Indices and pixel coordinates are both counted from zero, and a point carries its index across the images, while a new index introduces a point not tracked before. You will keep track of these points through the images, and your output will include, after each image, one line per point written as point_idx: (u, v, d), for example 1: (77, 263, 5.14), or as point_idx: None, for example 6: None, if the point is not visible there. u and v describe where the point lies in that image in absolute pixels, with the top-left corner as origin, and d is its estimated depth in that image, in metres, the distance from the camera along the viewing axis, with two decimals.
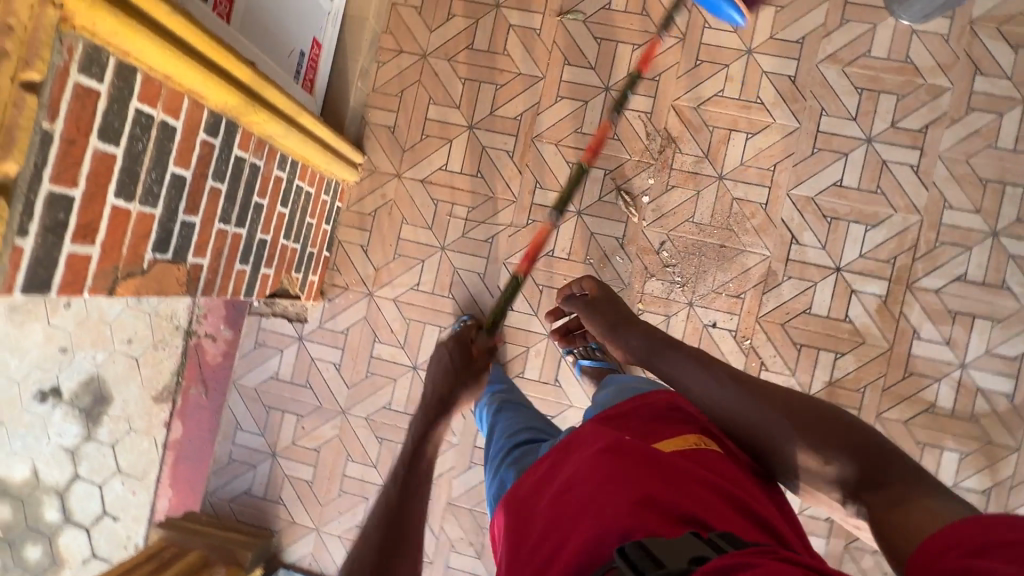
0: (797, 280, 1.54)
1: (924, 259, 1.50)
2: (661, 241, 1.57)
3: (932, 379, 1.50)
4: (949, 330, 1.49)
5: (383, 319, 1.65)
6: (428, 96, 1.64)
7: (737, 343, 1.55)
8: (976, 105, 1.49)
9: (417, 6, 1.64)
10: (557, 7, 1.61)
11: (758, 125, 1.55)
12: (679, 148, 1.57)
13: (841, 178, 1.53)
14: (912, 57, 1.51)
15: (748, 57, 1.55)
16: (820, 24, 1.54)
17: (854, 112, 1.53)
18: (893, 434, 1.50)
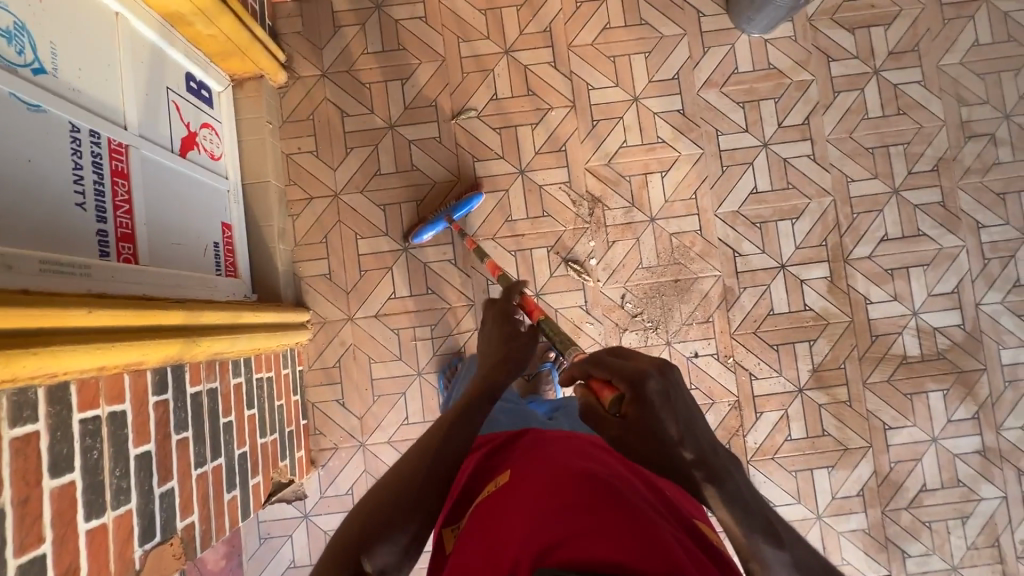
0: (752, 288, 1.62)
1: (849, 233, 1.63)
2: (622, 294, 1.62)
3: (895, 334, 1.62)
4: (892, 286, 1.63)
5: (384, 464, 1.58)
6: (353, 233, 1.61)
7: (722, 363, 1.61)
8: (840, 88, 1.65)
9: (312, 150, 1.63)
10: (448, 111, 1.64)
11: (667, 161, 1.64)
12: (606, 205, 1.63)
13: (755, 185, 1.64)
14: (773, 62, 1.66)
15: (637, 104, 1.64)
16: (688, 57, 1.65)
17: (744, 124, 1.65)
18: (882, 394, 1.61)
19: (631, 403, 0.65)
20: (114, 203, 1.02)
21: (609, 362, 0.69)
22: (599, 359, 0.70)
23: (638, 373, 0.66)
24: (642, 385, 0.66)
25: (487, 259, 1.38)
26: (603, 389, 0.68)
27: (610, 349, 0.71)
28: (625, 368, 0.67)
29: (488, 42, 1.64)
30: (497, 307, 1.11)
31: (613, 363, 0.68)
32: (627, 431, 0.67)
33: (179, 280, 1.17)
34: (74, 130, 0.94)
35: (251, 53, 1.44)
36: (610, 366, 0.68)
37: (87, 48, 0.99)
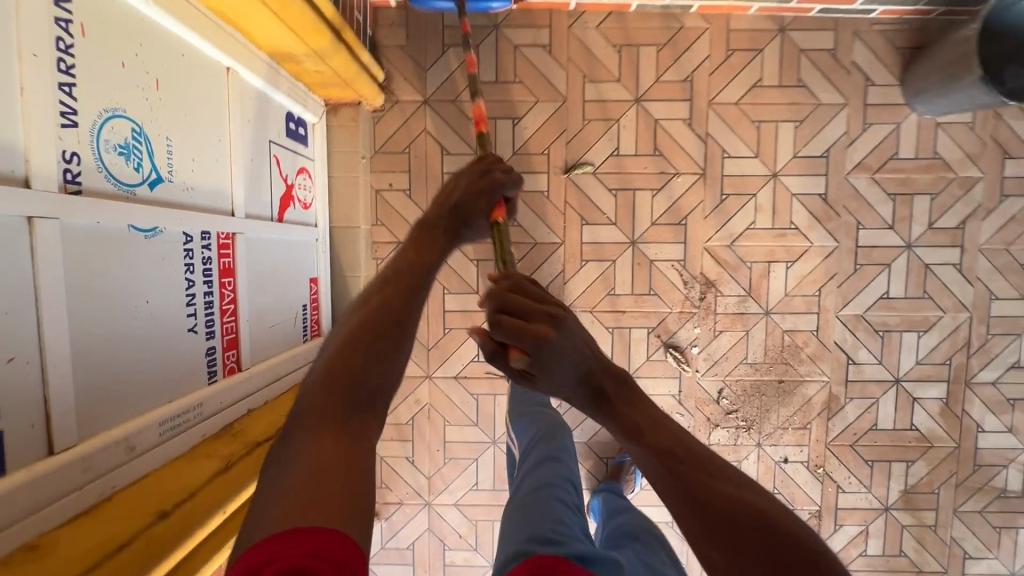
0: (859, 399, 1.51)
1: (978, 354, 1.49)
2: (719, 388, 1.51)
3: (1000, 466, 1.53)
4: (1009, 417, 1.51)
5: (449, 526, 1.55)
6: (440, 286, 1.48)
7: (811, 472, 1.54)
8: (1009, 191, 1.44)
9: (405, 188, 1.45)
10: (560, 161, 1.44)
11: (796, 251, 1.47)
12: (720, 291, 1.48)
13: (887, 290, 1.48)
14: (940, 151, 1.44)
15: (775, 181, 1.44)
16: (843, 133, 1.43)
17: (890, 220, 1.46)
18: (970, 523, 1.55)
19: (521, 344, 0.53)
20: (221, 308, 0.89)
21: (497, 321, 0.54)
22: (498, 305, 0.55)
23: (527, 313, 0.54)
24: (529, 317, 0.54)
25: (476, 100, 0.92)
26: (510, 348, 0.54)
27: (514, 280, 0.58)
28: (518, 328, 0.53)
29: (618, 85, 1.42)
30: (478, 177, 0.79)
31: (508, 308, 0.54)
32: (534, 374, 0.56)
33: (276, 370, 1.06)
34: (187, 240, 0.79)
35: (356, 85, 1.24)
36: (502, 329, 0.53)
37: (200, 127, 0.83)
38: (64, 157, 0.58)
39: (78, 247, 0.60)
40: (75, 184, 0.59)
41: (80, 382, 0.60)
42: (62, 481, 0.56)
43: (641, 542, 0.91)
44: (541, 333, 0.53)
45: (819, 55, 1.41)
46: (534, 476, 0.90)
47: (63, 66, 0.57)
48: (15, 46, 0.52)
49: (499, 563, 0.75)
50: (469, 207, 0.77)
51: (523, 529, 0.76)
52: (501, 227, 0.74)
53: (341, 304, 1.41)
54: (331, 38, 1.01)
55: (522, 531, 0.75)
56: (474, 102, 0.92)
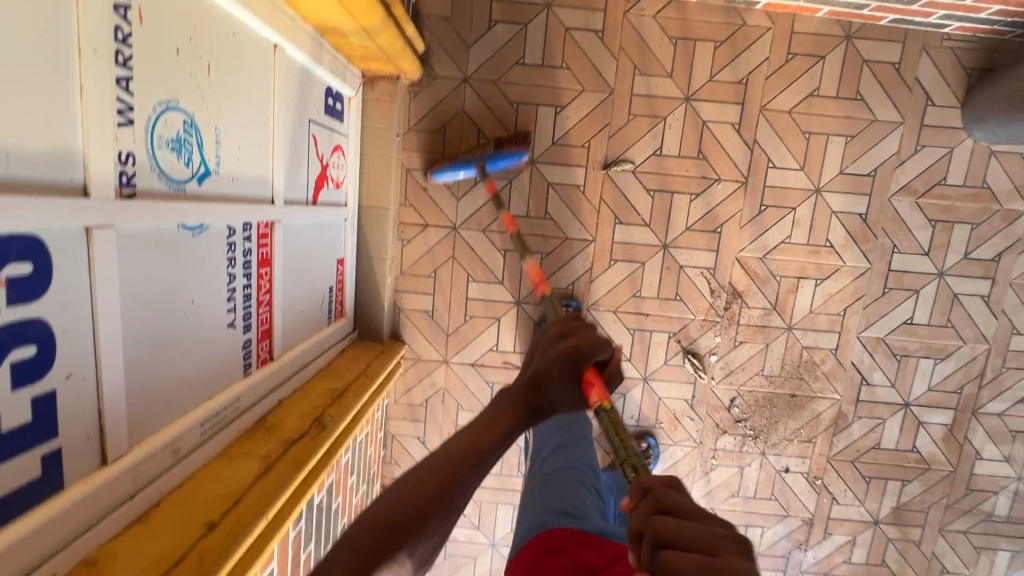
0: (866, 419, 1.54)
1: (990, 385, 1.51)
2: (732, 397, 1.53)
3: (991, 492, 1.57)
4: (1008, 447, 1.55)
5: None
6: (465, 273, 1.45)
7: (809, 483, 1.58)
8: None
9: None
10: (600, 156, 1.40)
11: (827, 270, 1.45)
12: (746, 302, 1.47)
13: (912, 316, 1.47)
14: (989, 181, 1.40)
15: (816, 196, 1.41)
16: (894, 153, 1.39)
17: (926, 246, 1.44)
18: (953, 542, 1.61)
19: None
20: (258, 299, 0.87)
21: (664, 544, 0.39)
22: (659, 507, 0.42)
23: (704, 548, 0.39)
24: (713, 550, 0.39)
25: (530, 258, 1.12)
26: None
27: (665, 479, 0.45)
28: (691, 556, 0.38)
29: (669, 81, 1.36)
30: (562, 338, 0.61)
31: (676, 529, 0.40)
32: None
33: (303, 357, 1.05)
34: (230, 234, 0.76)
35: (398, 60, 1.17)
36: (680, 571, 0.38)
37: (247, 112, 0.78)
38: (120, 159, 0.54)
39: (132, 254, 0.57)
40: (129, 187, 0.56)
41: (131, 391, 0.59)
42: (113, 491, 0.56)
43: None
44: (731, 566, 0.37)
45: (881, 68, 1.35)
46: (553, 459, 0.83)
47: (121, 59, 0.53)
48: (75, 43, 0.48)
49: (517, 535, 0.70)
50: (549, 376, 0.59)
51: (541, 506, 0.70)
52: (611, 413, 0.62)
53: (364, 284, 1.39)
54: (383, 16, 0.94)
55: (540, 507, 0.70)
56: (528, 261, 1.11)
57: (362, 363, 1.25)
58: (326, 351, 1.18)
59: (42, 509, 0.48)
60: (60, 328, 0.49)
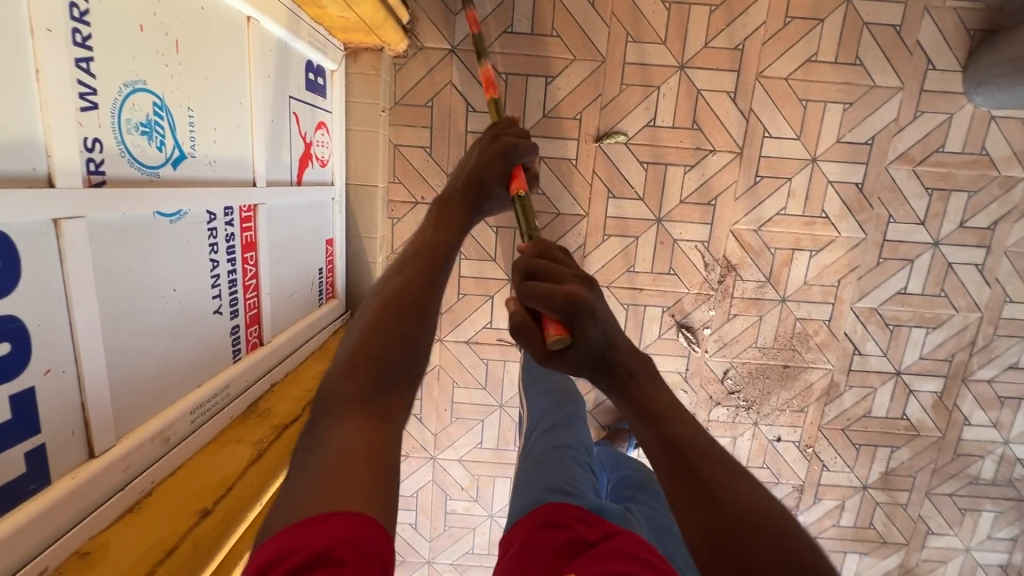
0: (858, 388, 1.55)
1: (980, 353, 1.53)
2: (725, 369, 1.54)
3: (978, 456, 1.61)
4: (996, 413, 1.57)
5: (451, 478, 1.61)
6: (457, 251, 1.44)
7: (801, 451, 1.61)
8: None
9: (425, 145, 1.37)
10: (591, 127, 1.36)
11: (823, 241, 1.44)
12: (740, 275, 1.46)
13: (905, 286, 1.47)
14: (988, 148, 1.38)
15: (812, 166, 1.39)
16: (892, 120, 1.36)
17: (922, 215, 1.42)
18: (939, 504, 1.65)
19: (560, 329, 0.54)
20: (244, 284, 0.85)
21: (526, 284, 0.53)
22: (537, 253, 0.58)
23: (557, 277, 0.54)
24: (562, 281, 0.54)
25: (484, 63, 0.91)
26: (548, 325, 0.52)
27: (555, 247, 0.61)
28: (543, 282, 0.52)
29: (662, 49, 1.32)
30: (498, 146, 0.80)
31: (543, 281, 0.53)
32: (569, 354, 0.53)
33: (295, 340, 1.04)
34: (211, 219, 0.75)
35: (380, 29, 1.13)
36: (534, 296, 0.52)
37: (222, 91, 0.75)
38: (86, 145, 0.52)
39: (107, 244, 0.56)
40: (98, 175, 0.54)
41: (116, 383, 0.58)
42: (103, 483, 0.56)
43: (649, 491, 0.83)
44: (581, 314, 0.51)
45: (881, 31, 1.31)
46: (547, 437, 0.84)
47: (79, 38, 0.50)
48: (27, 21, 0.45)
49: (512, 514, 0.72)
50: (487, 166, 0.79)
51: (538, 484, 0.73)
52: (523, 199, 0.74)
53: (355, 265, 1.37)
54: None
55: (536, 486, 0.72)
56: (482, 66, 0.91)
57: None
58: (319, 334, 1.17)
59: (29, 505, 0.48)
60: (35, 324, 0.48)
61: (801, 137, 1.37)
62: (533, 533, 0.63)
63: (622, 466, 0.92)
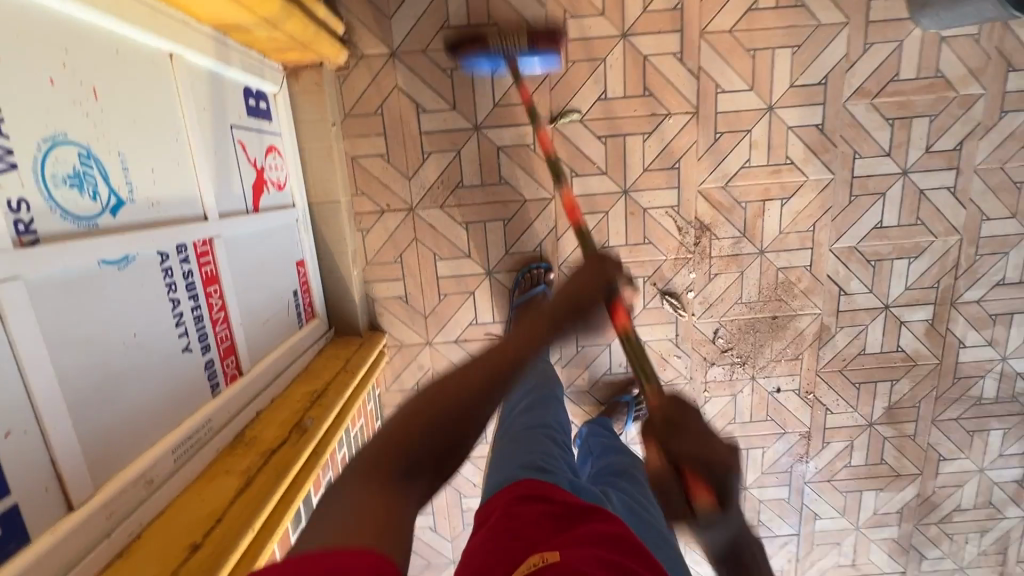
0: (849, 328, 1.56)
1: (966, 275, 1.52)
2: (715, 329, 1.54)
3: (978, 377, 1.61)
4: (990, 331, 1.57)
5: (462, 476, 1.63)
6: (431, 252, 1.44)
7: (802, 398, 1.62)
8: (1010, 106, 1.39)
9: (382, 153, 1.37)
10: (544, 110, 1.36)
11: (792, 187, 1.43)
12: (715, 234, 1.46)
13: (881, 219, 1.47)
14: (942, 70, 1.37)
15: (770, 114, 1.38)
16: (842, 57, 1.35)
17: (887, 146, 1.42)
18: (946, 429, 1.66)
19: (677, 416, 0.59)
20: (212, 318, 0.86)
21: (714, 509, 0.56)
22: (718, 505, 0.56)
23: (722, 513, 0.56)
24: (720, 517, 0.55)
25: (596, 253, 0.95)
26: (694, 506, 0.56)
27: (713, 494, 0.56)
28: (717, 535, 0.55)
29: (602, 20, 1.31)
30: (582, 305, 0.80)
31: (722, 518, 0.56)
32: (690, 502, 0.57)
33: (277, 364, 1.05)
34: (163, 259, 0.75)
35: (314, 45, 1.12)
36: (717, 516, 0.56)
37: (153, 131, 0.75)
38: (11, 207, 0.53)
39: (54, 301, 0.57)
40: (30, 234, 0.55)
41: (85, 433, 0.59)
42: (87, 532, 0.57)
43: (629, 478, 0.88)
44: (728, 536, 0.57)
45: None
46: (524, 420, 0.86)
47: None
48: None
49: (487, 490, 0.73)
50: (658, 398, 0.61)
51: (512, 463, 0.74)
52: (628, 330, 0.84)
53: (331, 282, 1.38)
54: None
55: (510, 466, 0.74)
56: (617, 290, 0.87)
57: (342, 359, 1.25)
58: (302, 355, 1.18)
59: (11, 563, 0.49)
60: None
61: (755, 87, 1.36)
62: (505, 506, 0.64)
63: (607, 454, 0.97)
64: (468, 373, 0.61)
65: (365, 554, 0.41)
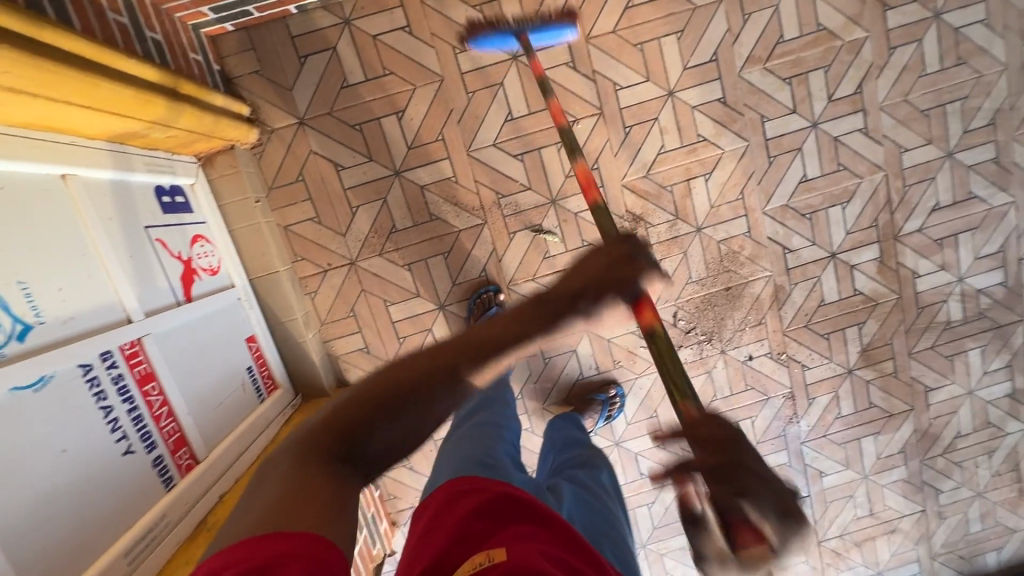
0: (803, 282, 1.58)
1: (901, 208, 1.55)
2: (674, 312, 1.57)
3: (940, 302, 1.63)
4: (940, 256, 1.60)
5: None
6: (381, 300, 1.47)
7: (776, 360, 1.63)
8: (896, 42, 1.45)
9: (313, 216, 1.41)
10: (459, 142, 1.40)
11: (711, 162, 1.47)
12: (649, 223, 1.50)
13: (804, 173, 1.51)
14: (823, 23, 1.42)
15: (672, 99, 1.43)
16: (726, 31, 1.40)
17: (791, 104, 1.46)
18: (925, 360, 1.67)
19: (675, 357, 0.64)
20: (154, 415, 0.88)
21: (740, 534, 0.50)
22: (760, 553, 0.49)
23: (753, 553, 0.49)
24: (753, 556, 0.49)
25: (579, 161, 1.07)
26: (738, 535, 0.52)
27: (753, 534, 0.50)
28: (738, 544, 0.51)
29: (491, 47, 1.36)
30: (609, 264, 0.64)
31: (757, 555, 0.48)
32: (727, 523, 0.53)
33: (238, 444, 1.07)
34: (87, 371, 0.77)
35: (218, 132, 1.17)
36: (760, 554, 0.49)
37: (55, 252, 0.78)
38: None
39: None
40: None
41: (20, 558, 0.62)
42: None
43: (584, 468, 0.97)
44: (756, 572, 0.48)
45: None
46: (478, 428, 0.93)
47: None
48: None
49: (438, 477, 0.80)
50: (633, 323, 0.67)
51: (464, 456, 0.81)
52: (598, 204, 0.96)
53: (289, 350, 1.40)
54: (161, 101, 0.94)
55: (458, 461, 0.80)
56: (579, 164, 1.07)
57: None
58: (267, 429, 1.20)
59: None
60: None
61: (651, 77, 1.41)
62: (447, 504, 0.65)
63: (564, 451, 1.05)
64: (442, 353, 0.54)
65: (309, 538, 0.44)
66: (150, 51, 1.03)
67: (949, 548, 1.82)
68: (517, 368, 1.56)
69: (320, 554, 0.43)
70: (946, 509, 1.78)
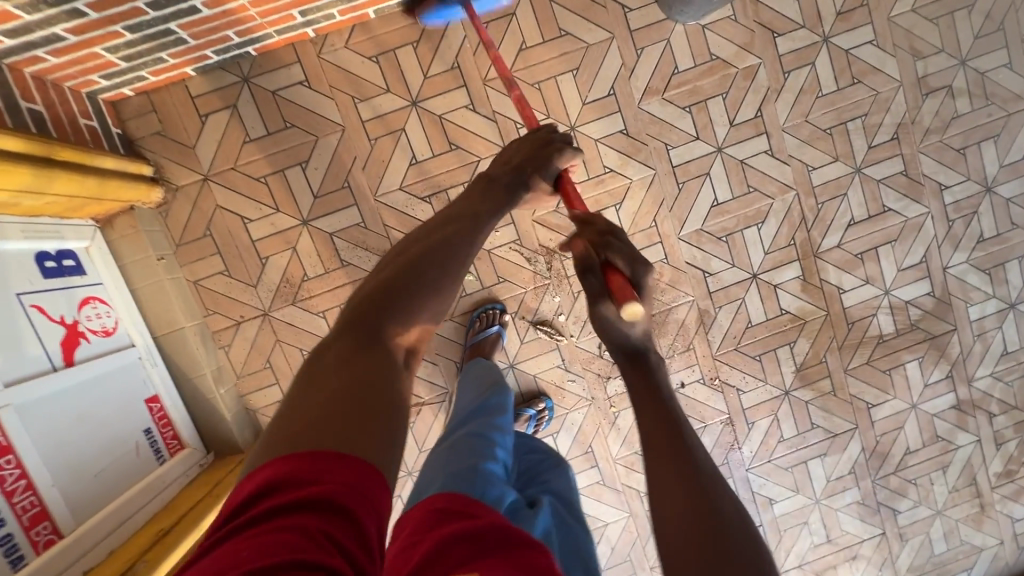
0: (728, 305, 1.57)
1: (816, 225, 1.56)
2: (598, 343, 1.54)
3: (870, 316, 1.61)
4: (863, 271, 1.59)
5: None
6: (297, 349, 1.45)
7: (709, 386, 1.60)
8: (789, 66, 1.48)
9: (222, 270, 1.40)
10: (365, 188, 1.41)
11: (620, 192, 1.49)
12: (564, 255, 1.49)
13: (715, 197, 1.52)
14: (715, 53, 1.46)
15: (574, 133, 1.45)
16: (620, 66, 1.44)
17: (694, 131, 1.49)
18: (863, 376, 1.64)
19: (629, 267, 0.70)
20: (7, 491, 0.86)
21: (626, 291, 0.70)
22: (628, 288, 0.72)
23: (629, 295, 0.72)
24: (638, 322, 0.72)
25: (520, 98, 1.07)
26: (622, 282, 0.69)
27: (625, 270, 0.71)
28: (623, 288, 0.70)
29: (389, 95, 1.39)
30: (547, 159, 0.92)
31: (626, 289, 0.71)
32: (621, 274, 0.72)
33: (119, 512, 1.04)
34: None
35: (109, 194, 1.18)
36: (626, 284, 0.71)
37: None
38: None
39: None
40: None
41: None
42: None
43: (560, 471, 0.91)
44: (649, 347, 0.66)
45: None
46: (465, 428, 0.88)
47: None
48: None
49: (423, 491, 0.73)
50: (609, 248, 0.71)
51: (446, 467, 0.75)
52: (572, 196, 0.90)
53: (198, 408, 1.36)
54: (26, 169, 0.95)
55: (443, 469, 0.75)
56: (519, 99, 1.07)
57: (212, 485, 1.23)
58: (164, 492, 1.17)
59: None
60: None
61: (551, 113, 1.44)
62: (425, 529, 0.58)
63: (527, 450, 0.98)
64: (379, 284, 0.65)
65: (343, 458, 0.49)
66: (25, 123, 1.06)
67: (916, 571, 1.74)
68: (443, 414, 1.52)
69: (362, 477, 0.48)
70: (907, 531, 1.72)
